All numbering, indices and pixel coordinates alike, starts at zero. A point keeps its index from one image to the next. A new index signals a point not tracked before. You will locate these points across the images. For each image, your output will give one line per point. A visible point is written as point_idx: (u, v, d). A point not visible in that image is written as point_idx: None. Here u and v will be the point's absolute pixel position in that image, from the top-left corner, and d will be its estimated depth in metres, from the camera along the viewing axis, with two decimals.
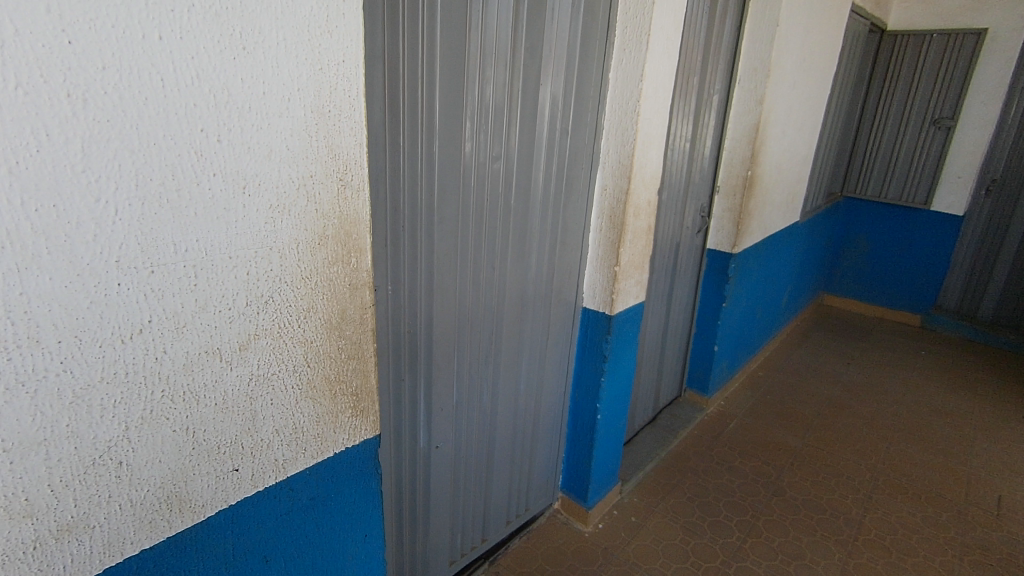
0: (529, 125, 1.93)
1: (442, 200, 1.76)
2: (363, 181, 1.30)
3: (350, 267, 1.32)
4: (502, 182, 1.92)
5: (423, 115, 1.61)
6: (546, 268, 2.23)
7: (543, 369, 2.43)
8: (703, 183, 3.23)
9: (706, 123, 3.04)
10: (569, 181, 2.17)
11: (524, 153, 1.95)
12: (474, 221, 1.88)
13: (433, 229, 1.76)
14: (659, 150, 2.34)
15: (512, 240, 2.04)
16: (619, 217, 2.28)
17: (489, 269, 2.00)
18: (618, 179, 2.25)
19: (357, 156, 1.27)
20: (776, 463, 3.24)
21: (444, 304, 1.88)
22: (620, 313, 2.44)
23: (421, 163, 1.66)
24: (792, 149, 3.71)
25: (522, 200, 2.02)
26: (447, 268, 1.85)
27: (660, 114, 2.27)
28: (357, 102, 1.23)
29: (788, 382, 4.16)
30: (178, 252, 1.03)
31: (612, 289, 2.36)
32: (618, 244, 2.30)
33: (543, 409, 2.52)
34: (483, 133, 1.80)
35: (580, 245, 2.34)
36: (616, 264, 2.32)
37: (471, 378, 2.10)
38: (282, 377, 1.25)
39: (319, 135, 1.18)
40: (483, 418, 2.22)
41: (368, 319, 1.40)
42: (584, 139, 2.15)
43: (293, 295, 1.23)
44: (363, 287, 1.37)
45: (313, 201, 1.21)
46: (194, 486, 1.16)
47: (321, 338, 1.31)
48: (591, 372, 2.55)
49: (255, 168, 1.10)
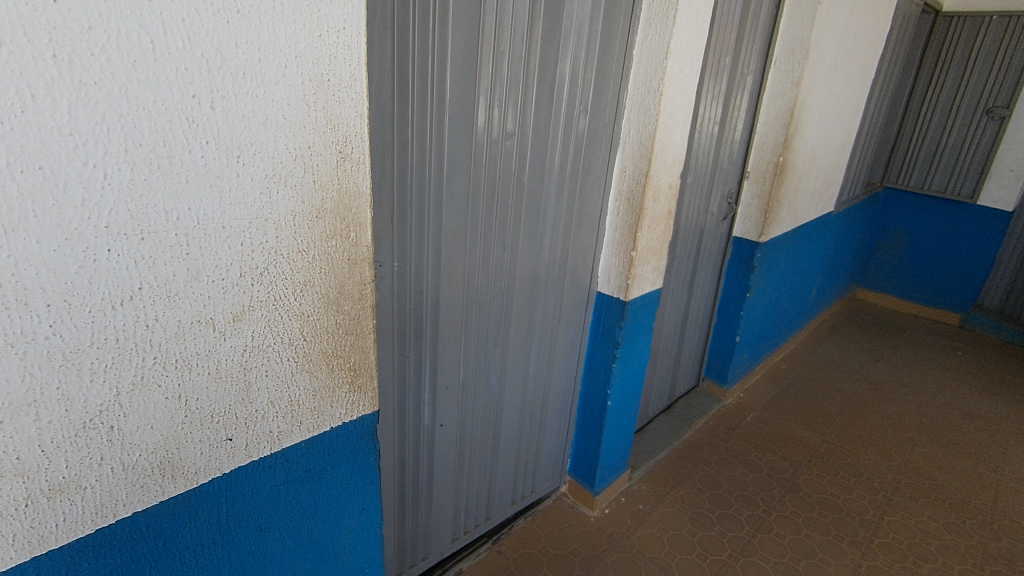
0: (545, 102, 1.86)
1: (452, 177, 1.72)
2: (365, 154, 1.27)
3: (350, 241, 1.30)
4: (516, 160, 1.87)
5: (433, 88, 1.57)
6: (560, 250, 2.18)
7: (553, 352, 2.40)
8: (731, 169, 3.11)
9: (737, 106, 2.92)
10: (586, 161, 2.10)
11: (539, 130, 1.89)
12: (485, 199, 1.84)
13: (442, 206, 1.73)
14: (683, 132, 2.24)
15: (524, 220, 2.00)
16: (638, 200, 2.20)
17: (499, 249, 1.97)
18: (638, 160, 2.17)
19: (357, 127, 1.24)
20: (792, 459, 3.16)
21: (451, 283, 1.86)
22: (635, 300, 2.38)
23: (430, 137, 1.62)
24: (830, 135, 3.54)
25: (536, 179, 1.96)
26: (455, 247, 1.82)
27: (686, 94, 2.17)
28: (357, 72, 1.20)
29: (812, 377, 4.03)
30: (169, 220, 1.02)
31: (628, 274, 2.29)
32: (635, 228, 2.23)
33: (553, 393, 2.49)
34: (497, 110, 1.75)
35: (597, 227, 2.27)
36: (633, 249, 2.25)
37: (478, 358, 2.09)
38: (278, 349, 1.25)
39: (317, 105, 1.16)
40: (489, 399, 2.21)
41: (368, 295, 1.38)
42: (604, 118, 2.08)
43: (290, 268, 1.21)
44: (363, 262, 1.34)
45: (310, 173, 1.19)
46: (187, 453, 1.17)
47: (318, 312, 1.29)
48: (603, 359, 2.50)
49: (249, 136, 1.08)
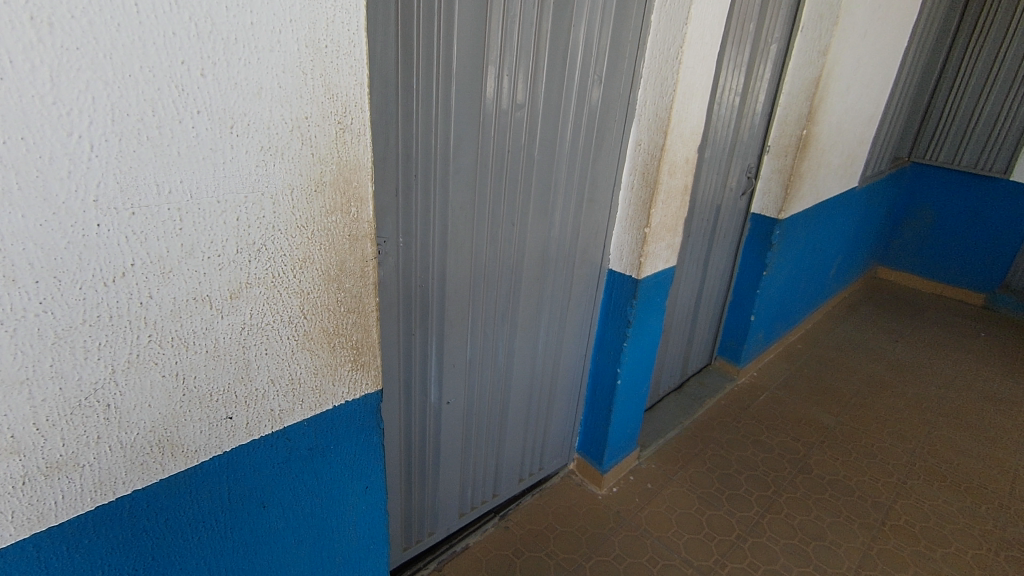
0: (557, 70, 1.78)
1: (458, 150, 1.66)
2: (366, 125, 1.21)
3: (351, 216, 1.25)
4: (525, 132, 1.80)
5: (439, 56, 1.50)
6: (571, 226, 2.12)
7: (563, 330, 2.36)
8: (751, 142, 2.99)
9: (760, 76, 2.79)
10: (600, 133, 2.02)
11: (550, 101, 1.81)
12: (493, 173, 1.78)
13: (448, 180, 1.67)
14: (702, 102, 2.14)
15: (534, 195, 1.93)
16: (653, 174, 2.12)
17: (508, 225, 1.91)
18: (654, 133, 2.08)
19: (356, 96, 1.18)
20: (805, 440, 3.11)
21: (458, 259, 1.82)
22: (648, 278, 2.31)
23: (435, 108, 1.56)
24: (856, 107, 3.39)
25: (547, 153, 1.89)
26: (461, 222, 1.77)
27: (706, 62, 2.06)
28: (357, 37, 1.13)
29: (828, 357, 3.96)
30: (161, 193, 0.98)
31: (640, 252, 2.23)
32: (649, 204, 2.15)
33: (562, 371, 2.46)
34: (506, 79, 1.67)
35: (609, 203, 2.20)
36: (646, 225, 2.18)
37: (485, 335, 2.05)
38: (277, 327, 1.22)
39: (314, 72, 1.10)
40: (497, 377, 2.18)
41: (370, 272, 1.34)
42: (619, 88, 1.99)
43: (288, 244, 1.17)
44: (364, 238, 1.30)
45: (308, 145, 1.14)
46: (186, 431, 1.15)
47: (318, 290, 1.26)
48: (614, 337, 2.46)
49: (242, 106, 1.03)
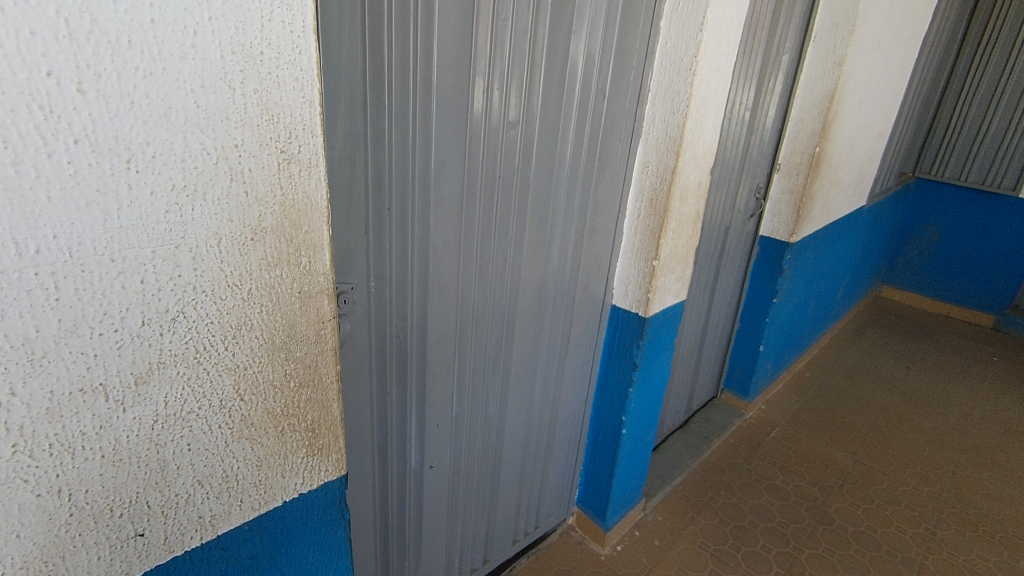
0: (554, 82, 1.53)
1: (441, 178, 1.40)
2: (320, 154, 0.94)
3: (301, 268, 0.98)
4: (519, 155, 1.54)
5: (415, 64, 1.24)
6: (571, 260, 1.87)
7: (561, 375, 2.09)
8: (760, 162, 2.77)
9: (769, 90, 2.57)
10: (603, 155, 1.77)
11: (547, 119, 1.56)
12: (482, 203, 1.53)
13: (429, 214, 1.41)
14: (717, 119, 1.89)
15: (530, 227, 1.68)
16: (663, 200, 1.86)
17: (499, 262, 1.65)
18: (664, 153, 1.82)
19: (304, 117, 0.90)
20: (822, 484, 2.87)
21: (441, 305, 1.56)
22: (656, 315, 2.05)
23: (413, 128, 1.29)
24: (867, 122, 3.19)
25: (544, 179, 1.64)
26: (445, 262, 1.51)
27: (722, 74, 1.82)
28: (304, 41, 0.86)
29: (838, 386, 3.74)
30: (23, 253, 0.69)
31: (648, 287, 1.97)
32: (658, 234, 1.89)
33: (560, 419, 2.20)
34: (497, 92, 1.42)
35: (614, 233, 1.95)
36: (655, 259, 1.92)
37: (474, 388, 1.79)
38: (204, 415, 0.94)
39: (245, 86, 0.82)
40: (488, 432, 1.91)
41: (327, 335, 1.07)
42: (624, 103, 1.74)
43: (216, 310, 0.90)
44: (320, 295, 1.03)
45: (239, 180, 0.86)
46: (77, 561, 0.87)
47: (260, 363, 0.99)
48: (618, 381, 2.19)
49: (143, 132, 0.75)
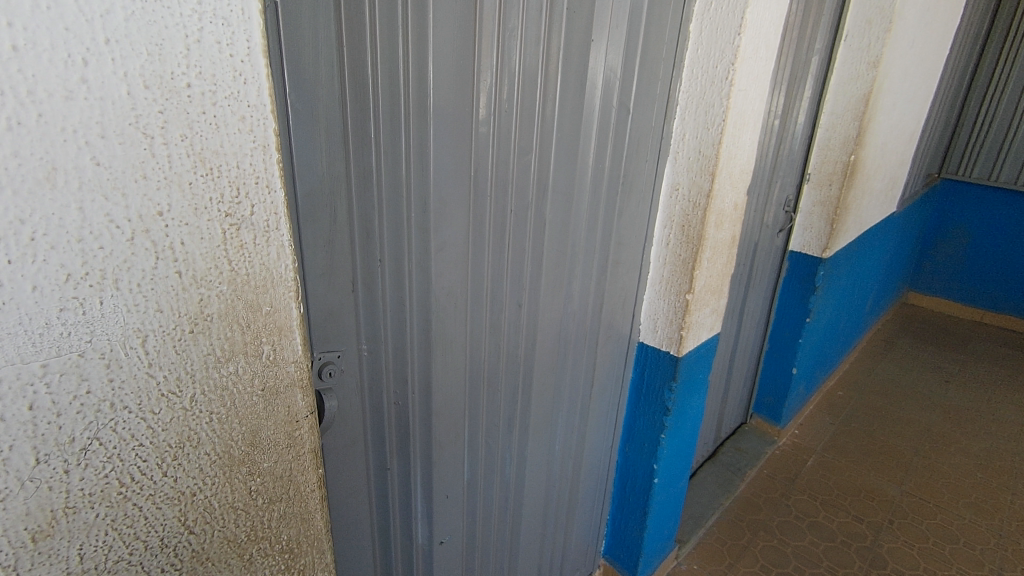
0: (572, 100, 1.30)
1: (442, 219, 1.17)
2: (281, 212, 0.72)
3: (264, 360, 0.76)
4: (534, 186, 1.32)
5: (407, 87, 1.02)
6: (593, 298, 1.63)
7: (585, 424, 1.85)
8: (789, 172, 2.55)
9: (799, 94, 2.35)
10: (628, 178, 1.54)
11: (564, 143, 1.33)
12: (492, 244, 1.30)
13: (430, 261, 1.18)
14: (754, 133, 1.66)
15: (547, 265, 1.45)
16: (697, 228, 1.63)
17: (513, 308, 1.42)
18: (697, 174, 1.59)
19: (255, 168, 0.67)
20: (870, 519, 2.61)
21: (448, 363, 1.32)
22: (690, 353, 1.81)
23: (407, 162, 1.07)
24: (900, 124, 2.96)
25: (562, 210, 1.41)
26: (450, 315, 1.28)
27: (760, 83, 1.60)
28: (249, 66, 0.64)
29: (875, 406, 3.48)
30: None
31: (681, 324, 1.73)
32: (692, 265, 1.66)
33: (584, 470, 1.94)
34: (506, 115, 1.19)
35: (640, 264, 1.72)
36: (688, 292, 1.69)
37: (488, 450, 1.55)
38: (139, 563, 0.71)
39: (169, 132, 0.59)
40: (505, 497, 1.67)
41: (304, 436, 0.84)
42: (650, 119, 1.51)
43: (146, 428, 0.67)
44: (291, 389, 0.80)
45: (168, 258, 0.63)
46: None
47: (214, 485, 0.75)
48: (647, 426, 1.94)
49: (14, 207, 0.51)
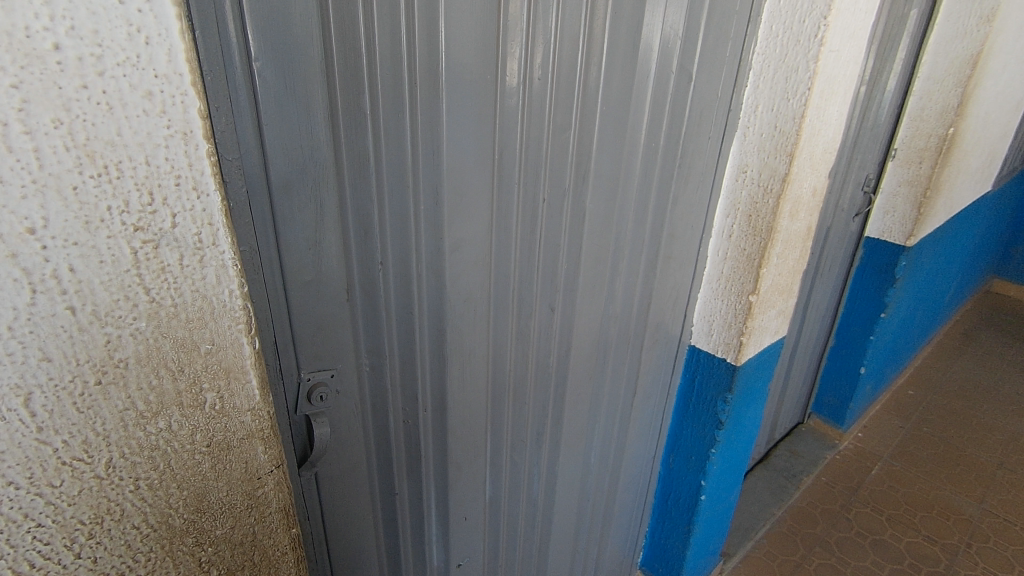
0: (620, 66, 1.06)
1: (458, 212, 0.96)
2: (220, 222, 0.52)
3: (207, 411, 0.58)
4: (572, 171, 1.09)
5: (412, 50, 0.81)
6: (639, 298, 1.41)
7: (625, 435, 1.63)
8: (871, 148, 2.21)
9: (891, 57, 2.01)
10: (688, 159, 1.29)
11: (610, 118, 1.10)
12: (521, 240, 1.09)
13: (444, 262, 0.98)
14: (842, 105, 1.38)
15: (586, 263, 1.22)
16: (767, 219, 1.36)
17: (544, 312, 1.21)
18: (770, 154, 1.32)
19: (175, 164, 0.48)
20: (945, 541, 2.32)
21: (466, 377, 1.14)
22: (750, 361, 1.57)
23: (412, 146, 0.87)
24: (1008, 90, 2.54)
25: (606, 199, 1.18)
26: (468, 323, 1.09)
27: (856, 42, 1.30)
28: (154, 18, 0.44)
29: (951, 410, 3.13)
30: None
31: (741, 329, 1.48)
32: (758, 261, 1.41)
33: (621, 484, 1.73)
34: (539, 85, 0.97)
35: (696, 259, 1.48)
36: (753, 293, 1.44)
37: (513, 466, 1.37)
38: None
39: (29, 115, 0.40)
40: (531, 515, 1.49)
41: (270, 496, 0.67)
42: (717, 88, 1.25)
43: (44, 506, 0.50)
44: (250, 443, 0.63)
45: (49, 291, 0.45)
46: None
47: (149, 559, 0.60)
48: (695, 439, 1.72)
49: None
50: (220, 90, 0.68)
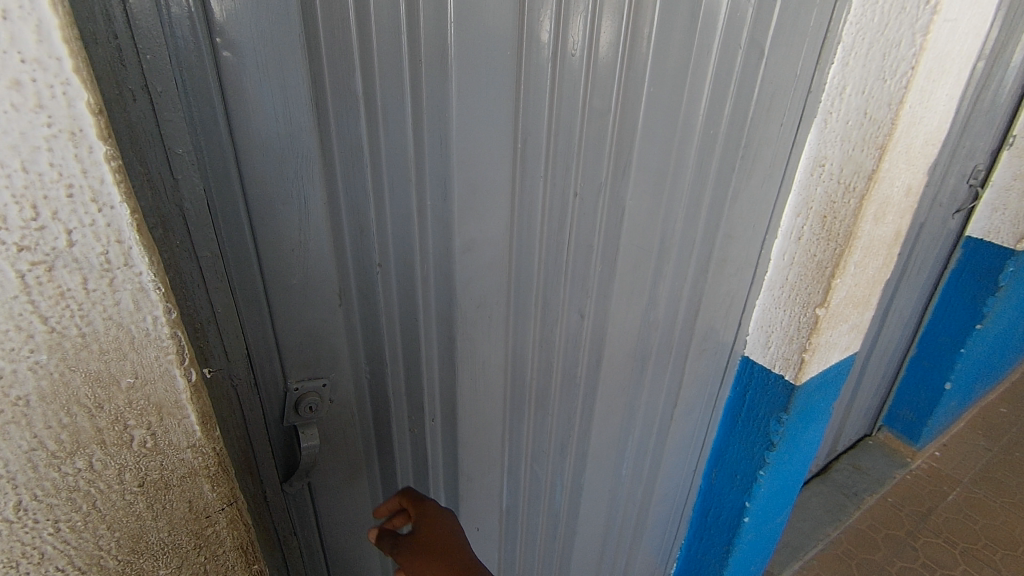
0: (676, 40, 0.89)
1: (471, 210, 0.84)
2: (131, 239, 0.43)
3: (138, 449, 0.51)
4: (609, 163, 0.94)
5: (414, 21, 0.68)
6: (687, 305, 1.24)
7: (662, 449, 1.48)
8: (983, 134, 1.89)
9: (1019, 26, 1.69)
10: (753, 150, 1.10)
11: (659, 101, 0.93)
12: (547, 241, 0.96)
13: (453, 264, 0.87)
14: (953, 87, 1.14)
15: (623, 266, 1.08)
16: (846, 222, 1.16)
17: (573, 319, 1.08)
18: (856, 146, 1.11)
19: (63, 170, 0.39)
20: None
21: (479, 387, 1.04)
22: (812, 379, 1.37)
23: (416, 134, 0.75)
24: None
25: (651, 196, 1.03)
26: (482, 331, 0.98)
27: (979, 9, 1.06)
28: None
29: None
30: None
31: (804, 345, 1.28)
32: (830, 270, 1.21)
33: (656, 496, 1.57)
34: (572, 62, 0.81)
35: (756, 263, 1.30)
36: (820, 306, 1.24)
37: (534, 478, 1.26)
38: None
39: None
40: (552, 527, 1.38)
41: (222, 534, 0.60)
42: (795, 65, 1.04)
43: None
44: (195, 480, 0.55)
45: None
46: None
47: None
48: (741, 456, 1.54)
49: None
50: (166, 69, 0.56)
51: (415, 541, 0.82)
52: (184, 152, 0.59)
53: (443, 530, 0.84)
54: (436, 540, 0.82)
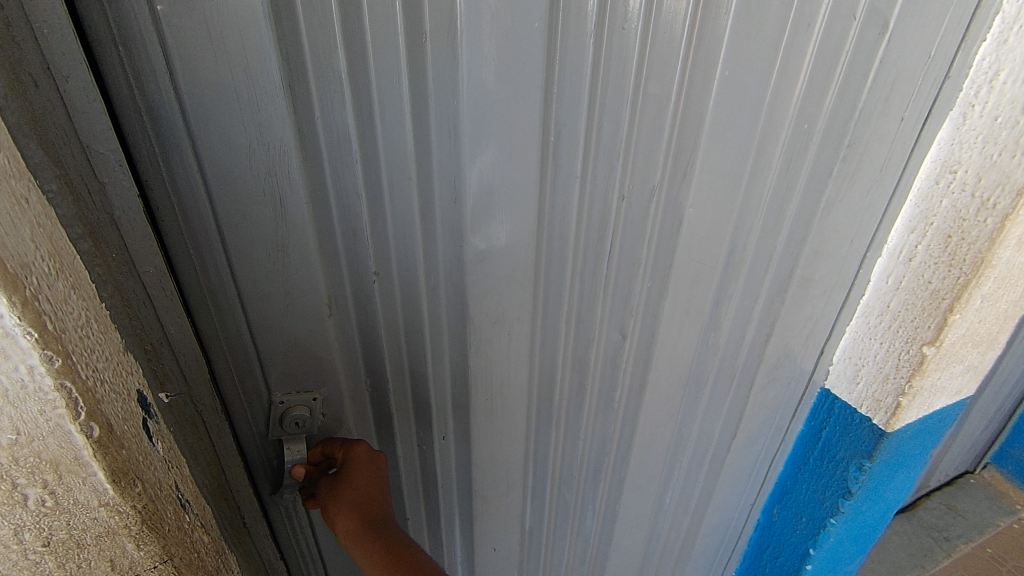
0: (771, 9, 0.68)
1: (487, 215, 0.71)
2: None
3: (36, 508, 0.44)
4: (667, 163, 0.76)
5: None
6: (756, 329, 1.05)
7: (714, 483, 1.30)
8: None
9: None
10: (860, 150, 0.87)
11: (739, 88, 0.74)
12: (583, 252, 0.81)
13: (464, 275, 0.75)
14: None
15: (678, 284, 0.91)
16: (979, 244, 0.94)
17: (612, 339, 0.93)
18: (1005, 150, 0.89)
19: None
20: None
21: (497, 408, 0.92)
22: (909, 426, 1.14)
23: (417, 125, 0.62)
24: None
25: (719, 203, 0.84)
26: (500, 349, 0.85)
27: None
28: None
29: None
30: None
31: (903, 387, 1.07)
32: (948, 303, 0.99)
33: (704, 530, 1.40)
34: (624, 37, 0.64)
35: (851, 284, 1.07)
36: (929, 344, 1.03)
37: (560, 502, 1.14)
38: None
39: None
40: (581, 552, 1.27)
41: None
42: (931, 42, 0.79)
43: None
44: (115, 540, 0.48)
45: None
46: None
47: None
48: (810, 499, 1.33)
49: None
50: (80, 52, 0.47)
51: (332, 491, 0.75)
52: (109, 151, 0.51)
53: (360, 472, 0.76)
54: (353, 490, 0.75)
